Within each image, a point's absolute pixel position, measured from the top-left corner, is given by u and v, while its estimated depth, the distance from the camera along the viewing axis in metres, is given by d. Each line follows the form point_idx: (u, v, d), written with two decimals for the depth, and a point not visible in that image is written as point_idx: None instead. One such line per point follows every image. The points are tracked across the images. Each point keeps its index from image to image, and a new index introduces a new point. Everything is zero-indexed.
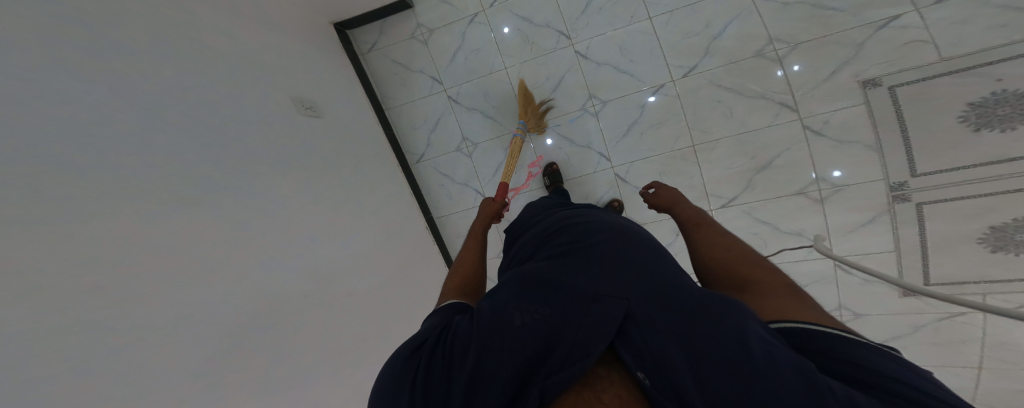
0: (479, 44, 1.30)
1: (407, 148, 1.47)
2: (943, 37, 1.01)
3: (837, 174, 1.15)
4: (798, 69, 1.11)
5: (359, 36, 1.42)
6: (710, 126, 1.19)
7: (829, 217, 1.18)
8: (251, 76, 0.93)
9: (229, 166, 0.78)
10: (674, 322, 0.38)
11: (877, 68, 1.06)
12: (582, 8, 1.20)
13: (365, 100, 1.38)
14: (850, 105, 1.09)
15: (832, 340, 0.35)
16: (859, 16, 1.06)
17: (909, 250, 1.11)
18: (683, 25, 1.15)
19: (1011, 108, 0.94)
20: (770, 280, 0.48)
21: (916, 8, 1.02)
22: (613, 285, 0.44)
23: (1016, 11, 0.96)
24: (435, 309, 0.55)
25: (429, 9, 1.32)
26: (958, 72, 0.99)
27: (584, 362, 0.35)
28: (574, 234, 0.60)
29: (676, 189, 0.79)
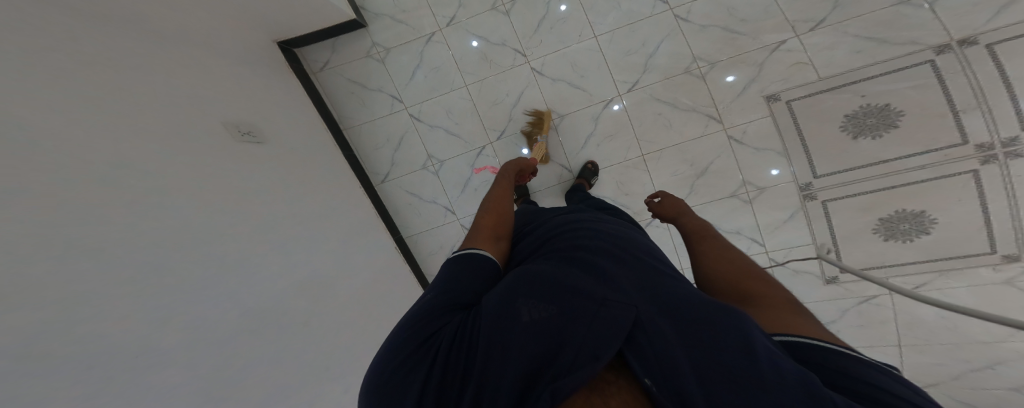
0: (439, 61, 1.40)
1: (370, 167, 1.51)
2: (820, 60, 1.27)
3: (776, 172, 1.32)
4: (734, 79, 1.30)
5: (310, 55, 1.48)
6: (654, 137, 1.35)
7: (758, 214, 1.36)
8: (182, 93, 0.92)
9: (155, 182, 0.74)
10: (678, 328, 0.42)
11: (776, 85, 1.29)
12: (534, 28, 1.35)
13: (322, 122, 1.43)
14: (760, 116, 1.30)
15: (834, 355, 0.36)
16: (758, 39, 1.28)
17: (824, 241, 1.32)
18: (624, 43, 1.32)
19: (874, 119, 1.21)
20: (771, 293, 0.50)
21: (797, 34, 1.27)
22: (621, 292, 0.50)
23: (867, 40, 1.24)
24: (445, 260, 0.63)
25: (384, 28, 1.40)
26: (835, 89, 1.25)
27: (595, 363, 0.39)
28: (581, 243, 0.67)
29: (681, 199, 0.89)
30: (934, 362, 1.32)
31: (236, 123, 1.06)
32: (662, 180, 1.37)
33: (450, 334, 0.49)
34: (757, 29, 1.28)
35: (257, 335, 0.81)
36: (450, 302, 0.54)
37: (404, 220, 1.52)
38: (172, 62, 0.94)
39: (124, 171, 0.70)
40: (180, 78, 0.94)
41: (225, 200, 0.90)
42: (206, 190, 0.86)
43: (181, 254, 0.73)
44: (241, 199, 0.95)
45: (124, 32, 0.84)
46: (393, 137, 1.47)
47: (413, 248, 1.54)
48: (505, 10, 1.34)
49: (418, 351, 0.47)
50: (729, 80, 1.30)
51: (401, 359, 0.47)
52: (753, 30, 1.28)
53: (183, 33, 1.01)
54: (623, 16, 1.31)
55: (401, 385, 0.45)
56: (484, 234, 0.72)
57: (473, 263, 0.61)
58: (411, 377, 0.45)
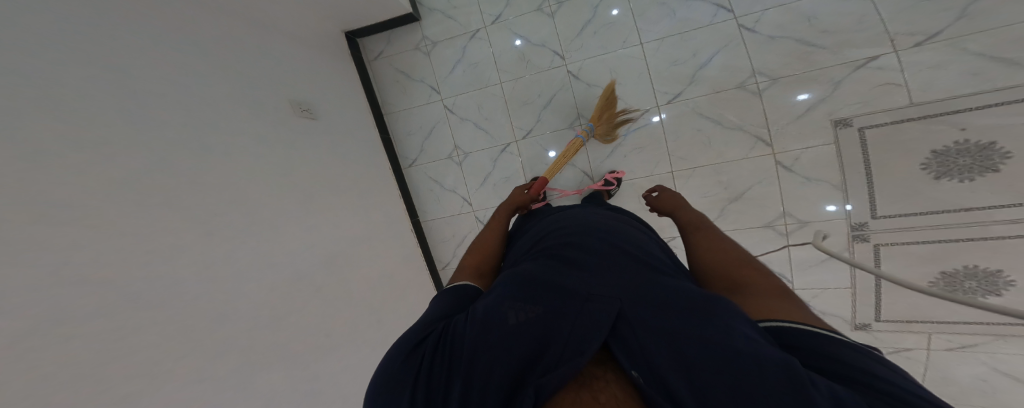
0: (478, 58, 1.37)
1: (401, 152, 1.54)
2: (917, 82, 1.07)
3: (831, 208, 1.19)
4: (805, 98, 1.14)
5: (368, 44, 1.50)
6: (688, 154, 1.24)
7: (793, 249, 1.25)
8: (247, 65, 0.98)
9: (218, 149, 0.82)
10: (660, 322, 0.44)
11: (848, 109, 1.12)
12: (577, 32, 1.27)
13: (365, 103, 1.46)
14: (821, 144, 1.15)
15: (813, 337, 0.37)
16: (840, 54, 1.10)
17: (865, 289, 1.21)
18: (674, 52, 1.20)
19: (970, 159, 1.00)
20: (763, 280, 0.51)
21: (895, 49, 1.07)
22: (605, 290, 0.53)
23: (987, 61, 1.02)
24: (435, 295, 0.62)
25: (434, 23, 1.40)
26: (926, 118, 1.06)
27: (579, 360, 0.41)
28: (572, 241, 0.69)
29: (677, 192, 0.89)
30: None
31: (297, 100, 1.13)
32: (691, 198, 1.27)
33: (438, 339, 0.50)
34: (842, 42, 1.10)
35: (297, 292, 0.91)
36: (435, 318, 0.55)
37: (424, 206, 1.57)
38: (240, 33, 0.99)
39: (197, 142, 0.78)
40: (241, 50, 0.98)
41: (278, 168, 0.98)
42: (260, 158, 0.94)
43: (242, 225, 0.82)
44: (293, 167, 1.04)
45: (208, 13, 0.90)
46: (424, 126, 1.48)
47: (429, 231, 1.59)
48: (550, 12, 1.28)
49: (408, 359, 0.48)
50: (800, 98, 1.14)
51: (396, 363, 0.48)
52: (835, 43, 1.10)
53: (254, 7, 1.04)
54: (678, 23, 1.19)
55: (393, 392, 0.45)
56: (467, 267, 0.74)
57: (464, 295, 0.63)
58: (402, 381, 0.45)
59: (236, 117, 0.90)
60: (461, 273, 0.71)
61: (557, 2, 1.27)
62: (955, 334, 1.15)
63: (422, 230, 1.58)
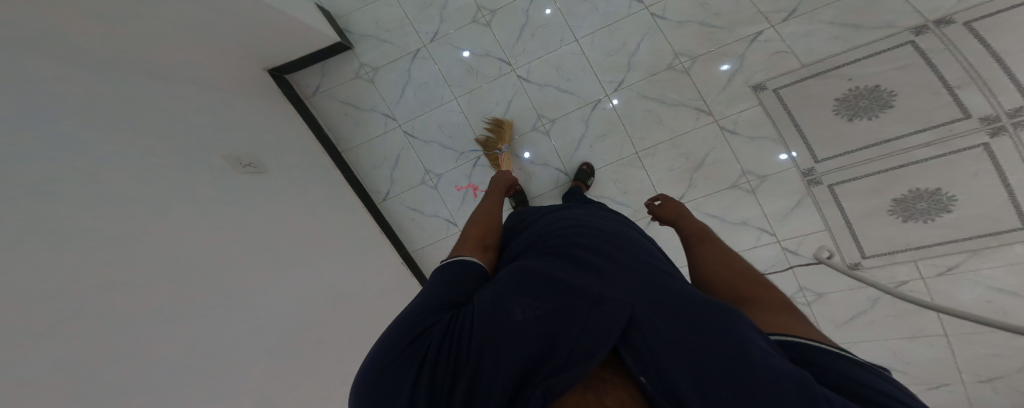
0: (427, 78, 1.44)
1: (370, 187, 1.53)
2: (800, 48, 1.28)
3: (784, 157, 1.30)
4: (727, 68, 1.31)
5: (301, 81, 1.51)
6: (647, 134, 1.35)
7: (764, 204, 1.33)
8: (179, 125, 0.96)
9: (131, 205, 0.73)
10: (671, 323, 0.41)
11: (760, 75, 1.30)
12: (515, 37, 1.38)
13: (319, 146, 1.46)
14: (750, 106, 1.31)
15: (830, 355, 0.35)
16: (734, 31, 1.31)
17: (838, 227, 1.28)
18: (606, 44, 1.35)
19: (866, 101, 1.21)
20: (766, 294, 0.50)
21: (771, 24, 1.30)
22: (614, 290, 0.49)
23: (844, 27, 1.26)
24: (437, 268, 0.59)
25: (371, 49, 1.45)
26: (816, 76, 1.26)
27: (586, 363, 0.38)
28: (573, 241, 0.67)
29: (681, 203, 0.91)
30: (991, 352, 1.18)
31: (237, 156, 1.08)
32: (660, 176, 1.35)
33: (444, 330, 0.46)
34: (733, 22, 1.31)
35: (232, 366, 0.75)
36: (439, 301, 0.52)
37: (408, 237, 1.53)
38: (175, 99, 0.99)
39: (104, 197, 0.69)
40: (175, 112, 0.97)
41: (217, 229, 0.89)
42: (191, 219, 0.85)
43: (160, 282, 0.71)
44: (235, 226, 0.95)
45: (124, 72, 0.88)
46: (389, 156, 1.49)
47: (420, 260, 1.55)
48: (484, 21, 1.39)
49: (403, 353, 0.44)
50: (723, 68, 1.32)
51: (388, 358, 0.44)
52: (727, 23, 1.31)
53: (183, 75, 1.05)
54: (602, 17, 1.35)
55: (389, 387, 0.42)
56: (472, 238, 0.70)
57: (466, 273, 0.58)
58: (399, 372, 0.42)
59: (162, 177, 0.84)
60: (467, 243, 0.68)
61: (490, 11, 1.38)
62: (937, 257, 1.20)
63: (412, 260, 1.55)
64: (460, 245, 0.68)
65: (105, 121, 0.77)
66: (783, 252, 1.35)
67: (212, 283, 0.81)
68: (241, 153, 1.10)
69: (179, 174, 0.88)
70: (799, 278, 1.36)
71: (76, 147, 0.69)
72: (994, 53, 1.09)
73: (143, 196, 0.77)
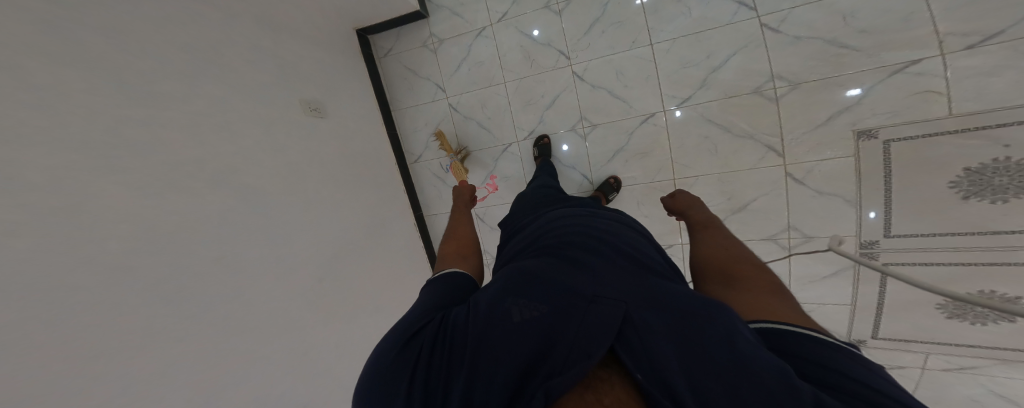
0: (484, 57, 1.28)
1: (407, 150, 1.48)
2: (960, 90, 0.93)
3: (871, 216, 1.04)
4: (857, 94, 1.00)
5: (377, 42, 1.42)
6: (694, 162, 1.15)
7: (794, 264, 1.20)
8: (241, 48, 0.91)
9: (207, 141, 0.77)
10: (667, 325, 0.39)
11: (876, 119, 1.00)
12: (585, 29, 1.16)
13: (374, 102, 1.39)
14: (839, 156, 1.05)
15: (818, 344, 0.33)
16: (875, 57, 0.98)
17: (865, 308, 1.14)
18: (684, 52, 1.09)
19: (1008, 179, 0.88)
20: (762, 278, 0.48)
21: (942, 53, 0.93)
22: (609, 286, 0.47)
23: None
24: (429, 281, 0.56)
25: (442, 20, 1.30)
26: (961, 132, 0.93)
27: (583, 363, 0.37)
28: (572, 233, 0.63)
29: (694, 195, 0.81)
30: None
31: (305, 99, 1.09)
32: None
33: (434, 332, 0.44)
34: (879, 43, 0.97)
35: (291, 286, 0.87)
36: (437, 302, 0.50)
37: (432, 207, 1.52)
38: (238, 17, 0.92)
39: (190, 142, 0.73)
40: (242, 41, 0.92)
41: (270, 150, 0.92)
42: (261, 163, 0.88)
43: (251, 225, 0.81)
44: (289, 152, 0.98)
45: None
46: (431, 124, 1.41)
47: (431, 224, 1.54)
48: (557, 10, 1.18)
49: (402, 350, 0.42)
50: (852, 93, 1.00)
51: (390, 357, 0.42)
52: (873, 45, 0.97)
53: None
54: (694, 22, 1.07)
55: (388, 392, 0.40)
56: (448, 252, 0.65)
57: (457, 285, 0.55)
58: (394, 382, 0.40)
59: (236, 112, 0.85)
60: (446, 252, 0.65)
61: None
62: (956, 356, 1.08)
63: (424, 224, 1.53)
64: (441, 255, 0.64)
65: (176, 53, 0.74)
66: None
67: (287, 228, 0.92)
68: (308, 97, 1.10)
69: (256, 115, 0.91)
70: None
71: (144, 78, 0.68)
72: None
73: (228, 137, 0.81)
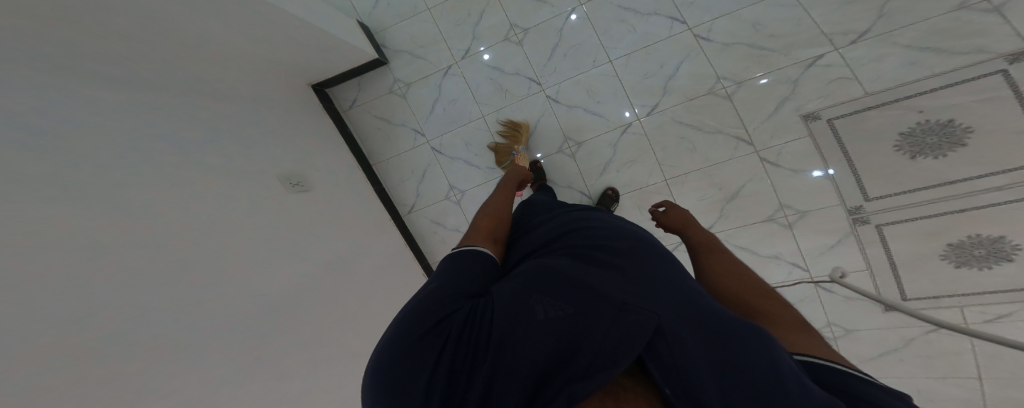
0: (456, 94, 1.35)
1: (396, 199, 1.49)
2: (865, 74, 1.13)
3: (817, 173, 1.18)
4: (764, 81, 1.19)
5: (339, 94, 1.46)
6: (679, 161, 1.27)
7: (800, 240, 1.23)
8: (229, 124, 0.96)
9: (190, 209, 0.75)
10: (707, 335, 0.32)
11: (813, 103, 1.17)
12: (548, 56, 1.28)
13: (351, 158, 1.41)
14: (797, 137, 1.19)
15: (870, 388, 0.26)
16: (789, 55, 1.17)
17: (881, 268, 1.15)
18: (642, 66, 1.24)
19: (937, 137, 1.03)
20: (785, 318, 0.41)
21: (836, 48, 1.15)
22: (644, 292, 0.40)
23: (934, 53, 1.07)
24: (445, 258, 0.50)
25: (404, 64, 1.37)
26: (879, 106, 1.10)
27: (610, 370, 0.31)
28: (597, 233, 0.57)
29: (686, 210, 0.75)
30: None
31: (286, 175, 1.09)
32: (687, 204, 1.29)
33: (463, 321, 0.39)
34: (789, 44, 1.16)
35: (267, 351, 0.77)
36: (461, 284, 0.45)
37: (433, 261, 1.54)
38: (234, 109, 1.01)
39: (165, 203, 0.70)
40: (235, 130, 0.97)
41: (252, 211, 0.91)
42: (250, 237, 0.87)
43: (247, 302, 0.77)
44: (266, 220, 0.94)
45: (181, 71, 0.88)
46: (417, 170, 1.44)
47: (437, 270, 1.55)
48: (517, 40, 1.29)
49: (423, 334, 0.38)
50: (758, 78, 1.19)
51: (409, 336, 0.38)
52: (783, 46, 1.17)
53: (242, 86, 1.07)
54: (640, 38, 1.23)
55: (400, 375, 0.35)
56: (478, 231, 0.60)
57: (482, 264, 0.50)
58: (406, 365, 0.35)
59: (231, 196, 0.86)
60: (478, 228, 0.60)
61: (523, 29, 1.28)
62: (989, 305, 1.05)
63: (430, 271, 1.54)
64: (472, 232, 0.59)
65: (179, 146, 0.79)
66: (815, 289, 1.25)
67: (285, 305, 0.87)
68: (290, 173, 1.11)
69: (248, 194, 0.92)
70: (829, 312, 1.25)
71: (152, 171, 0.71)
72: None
73: (220, 219, 0.81)
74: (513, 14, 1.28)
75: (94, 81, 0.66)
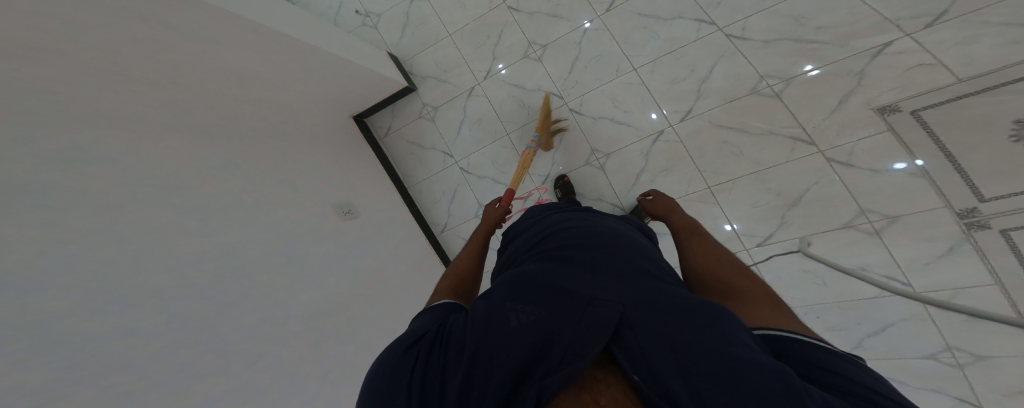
0: (480, 114, 1.41)
1: (430, 219, 1.55)
2: (952, 58, 0.96)
3: (901, 166, 1.01)
4: (811, 68, 1.08)
5: (375, 122, 1.58)
6: (721, 166, 1.17)
7: (894, 250, 1.03)
8: (271, 153, 1.09)
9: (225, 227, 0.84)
10: (664, 324, 0.38)
11: (887, 95, 1.02)
12: (568, 70, 1.30)
13: (389, 184, 1.50)
14: (873, 133, 1.03)
15: (805, 343, 0.33)
16: (848, 45, 1.06)
17: (1015, 285, 0.86)
18: (671, 71, 1.20)
19: None
20: (752, 287, 0.45)
21: (906, 33, 1.01)
22: (607, 290, 0.45)
23: None
24: (423, 309, 0.53)
25: (430, 89, 1.46)
26: (985, 92, 0.90)
27: (580, 362, 0.36)
28: (567, 237, 0.61)
29: (671, 197, 0.77)
30: None
31: (340, 205, 1.23)
32: (740, 213, 1.16)
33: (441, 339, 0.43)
34: (844, 35, 1.06)
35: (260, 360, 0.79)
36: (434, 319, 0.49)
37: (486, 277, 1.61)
38: (282, 143, 1.15)
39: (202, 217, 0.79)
40: (275, 156, 1.09)
41: (291, 225, 1.02)
42: (285, 253, 0.96)
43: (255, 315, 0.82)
44: (300, 237, 1.02)
45: (239, 109, 1.02)
46: (447, 191, 1.49)
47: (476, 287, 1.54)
48: (536, 56, 1.32)
49: (403, 354, 0.41)
50: (806, 69, 1.09)
51: (391, 359, 0.41)
52: (838, 37, 1.06)
53: (294, 122, 1.23)
54: (665, 43, 1.21)
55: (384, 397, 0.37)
56: (447, 281, 0.64)
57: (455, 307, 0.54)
58: (394, 382, 0.38)
59: (269, 217, 0.97)
60: (445, 285, 0.62)
61: (542, 46, 1.32)
62: None
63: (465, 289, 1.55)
64: (438, 289, 0.62)
65: (230, 177, 0.91)
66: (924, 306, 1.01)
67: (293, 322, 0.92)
68: (340, 202, 1.24)
69: (289, 215, 1.03)
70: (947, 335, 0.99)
71: (204, 199, 0.82)
72: None
73: (257, 240, 0.90)
74: (530, 32, 1.33)
75: (157, 118, 0.80)
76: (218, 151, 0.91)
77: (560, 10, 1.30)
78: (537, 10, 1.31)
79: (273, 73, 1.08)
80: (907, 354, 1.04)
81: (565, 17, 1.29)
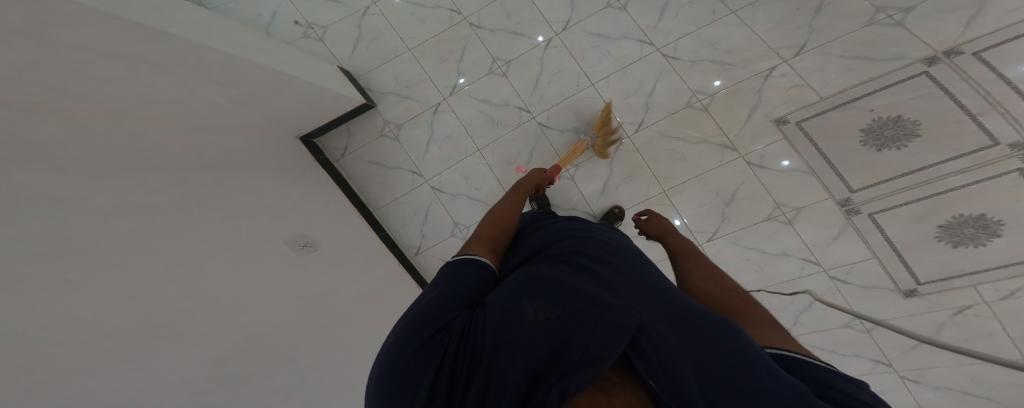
0: (449, 130, 1.37)
1: (402, 243, 1.45)
2: (814, 81, 1.23)
3: (786, 163, 1.24)
4: (719, 84, 1.29)
5: (329, 143, 1.42)
6: (673, 172, 1.30)
7: (803, 235, 1.24)
8: (219, 178, 0.91)
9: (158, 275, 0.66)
10: (684, 334, 0.38)
11: (780, 108, 1.25)
12: (532, 84, 1.34)
13: (352, 209, 1.37)
14: (775, 140, 1.25)
15: (805, 366, 0.36)
16: (749, 67, 1.28)
17: (887, 257, 1.16)
18: (621, 86, 1.32)
19: (895, 130, 1.11)
20: (754, 312, 0.49)
21: (784, 59, 1.25)
22: (623, 296, 0.45)
23: (862, 60, 1.18)
24: (444, 266, 0.50)
25: (393, 105, 1.38)
26: (838, 106, 1.18)
27: (600, 365, 0.35)
28: (573, 243, 0.60)
29: (665, 218, 0.82)
30: None
31: (295, 238, 1.06)
32: (691, 212, 1.30)
33: (455, 327, 0.40)
34: (746, 59, 1.28)
35: None
36: (448, 288, 0.45)
37: None
38: (226, 164, 0.96)
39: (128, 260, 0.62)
40: (215, 179, 0.90)
41: (238, 265, 0.85)
42: (217, 308, 0.76)
43: (179, 389, 0.65)
44: (243, 277, 0.85)
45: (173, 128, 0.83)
46: (419, 211, 1.41)
47: None
48: (501, 72, 1.34)
49: (417, 343, 0.38)
50: (716, 84, 1.29)
51: (404, 349, 0.38)
52: (742, 60, 1.28)
53: (240, 147, 1.05)
54: (616, 61, 1.32)
55: (404, 384, 0.36)
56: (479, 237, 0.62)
57: (471, 267, 0.50)
58: (409, 376, 0.36)
59: (211, 254, 0.80)
60: (479, 239, 0.61)
61: (505, 62, 1.34)
62: (1000, 281, 1.06)
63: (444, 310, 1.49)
64: (472, 241, 0.60)
65: (163, 208, 0.73)
66: (831, 280, 1.24)
67: (241, 375, 0.78)
68: (297, 234, 1.07)
69: (236, 255, 0.86)
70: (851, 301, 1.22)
71: (130, 247, 0.64)
72: (952, 98, 1.06)
73: (203, 292, 0.74)
74: (493, 49, 1.34)
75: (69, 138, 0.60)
76: (150, 176, 0.73)
77: (521, 27, 1.33)
78: (498, 27, 1.33)
79: (219, 91, 0.90)
80: (829, 323, 1.25)
81: (525, 34, 1.33)
